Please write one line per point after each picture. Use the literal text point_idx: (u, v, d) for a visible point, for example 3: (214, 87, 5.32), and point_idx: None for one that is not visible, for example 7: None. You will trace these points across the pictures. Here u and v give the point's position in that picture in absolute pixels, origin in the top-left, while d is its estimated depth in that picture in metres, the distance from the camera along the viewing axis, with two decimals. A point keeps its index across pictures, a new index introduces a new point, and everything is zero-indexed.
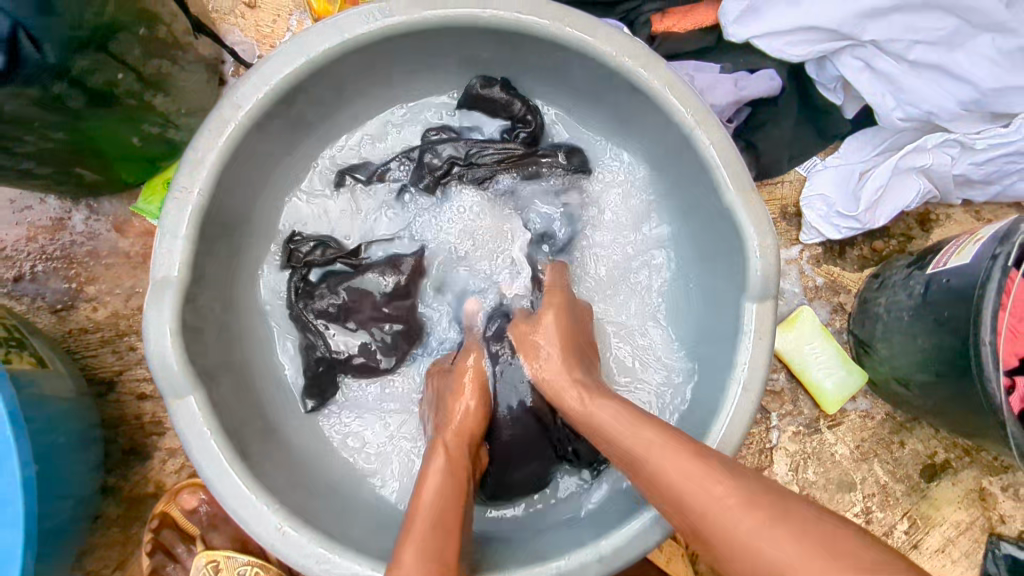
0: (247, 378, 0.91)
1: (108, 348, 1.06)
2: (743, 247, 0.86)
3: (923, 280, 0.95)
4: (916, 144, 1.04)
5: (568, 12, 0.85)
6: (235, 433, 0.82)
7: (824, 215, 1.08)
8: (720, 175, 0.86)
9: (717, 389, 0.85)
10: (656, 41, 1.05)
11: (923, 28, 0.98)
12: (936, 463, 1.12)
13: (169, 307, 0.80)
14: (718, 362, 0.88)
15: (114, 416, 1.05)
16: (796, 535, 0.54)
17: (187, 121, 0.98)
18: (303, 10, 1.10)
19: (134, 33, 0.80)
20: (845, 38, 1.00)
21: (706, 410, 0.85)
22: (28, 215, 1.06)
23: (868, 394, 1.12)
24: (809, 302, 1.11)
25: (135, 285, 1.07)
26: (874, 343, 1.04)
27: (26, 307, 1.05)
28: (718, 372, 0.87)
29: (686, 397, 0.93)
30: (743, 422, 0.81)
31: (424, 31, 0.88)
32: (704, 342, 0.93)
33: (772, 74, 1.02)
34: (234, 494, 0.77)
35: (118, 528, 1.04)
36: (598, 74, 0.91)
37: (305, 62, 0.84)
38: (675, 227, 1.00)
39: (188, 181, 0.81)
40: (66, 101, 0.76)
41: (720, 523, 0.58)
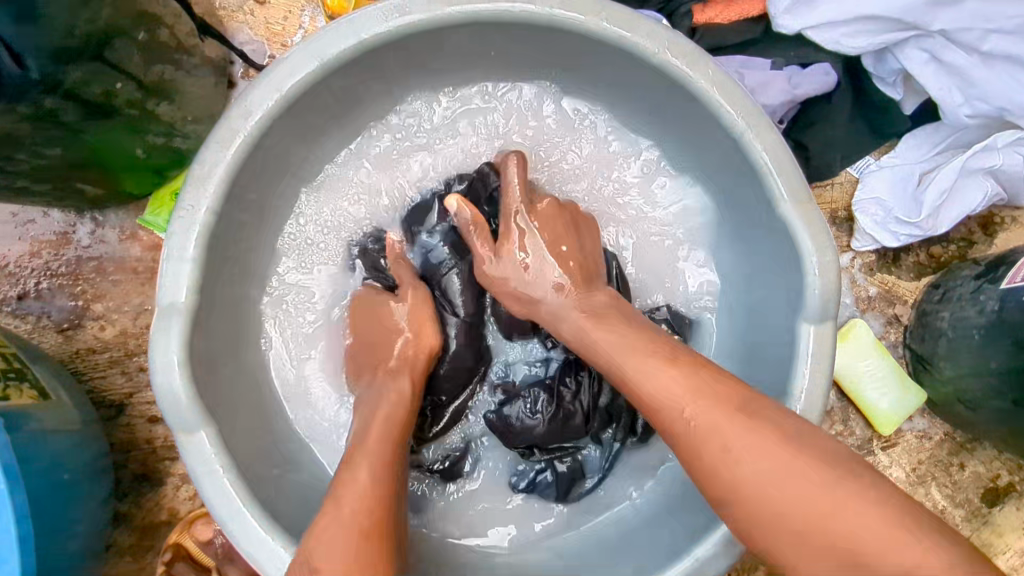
0: (261, 403, 0.86)
1: (116, 369, 1.01)
2: (799, 264, 0.79)
3: (996, 297, 0.86)
4: (986, 143, 0.94)
5: (606, 5, 0.78)
6: (248, 467, 0.77)
7: (880, 221, 1.00)
8: (775, 184, 0.78)
9: (787, 350, 0.81)
10: (697, 34, 0.96)
11: (1000, 16, 0.88)
12: (999, 487, 1.04)
13: (176, 335, 0.74)
14: (775, 366, 0.82)
15: (125, 440, 1.01)
16: (799, 458, 0.54)
17: (195, 129, 0.92)
18: (315, 5, 1.02)
19: (133, 39, 0.73)
20: (910, 28, 0.91)
21: (780, 378, 0.80)
22: (31, 229, 1.01)
23: (926, 412, 1.04)
24: (862, 314, 1.04)
25: (145, 302, 1.02)
26: (934, 359, 0.96)
27: (32, 327, 1.00)
28: (779, 362, 0.82)
29: (755, 347, 0.87)
30: (814, 416, 0.77)
31: (447, 30, 0.80)
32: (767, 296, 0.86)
33: (827, 69, 0.93)
34: (250, 538, 0.73)
35: (131, 557, 1.00)
36: (636, 73, 0.83)
37: (318, 65, 0.77)
38: (728, 220, 0.90)
39: (193, 197, 0.75)
40: (59, 116, 0.70)
41: (736, 443, 0.56)
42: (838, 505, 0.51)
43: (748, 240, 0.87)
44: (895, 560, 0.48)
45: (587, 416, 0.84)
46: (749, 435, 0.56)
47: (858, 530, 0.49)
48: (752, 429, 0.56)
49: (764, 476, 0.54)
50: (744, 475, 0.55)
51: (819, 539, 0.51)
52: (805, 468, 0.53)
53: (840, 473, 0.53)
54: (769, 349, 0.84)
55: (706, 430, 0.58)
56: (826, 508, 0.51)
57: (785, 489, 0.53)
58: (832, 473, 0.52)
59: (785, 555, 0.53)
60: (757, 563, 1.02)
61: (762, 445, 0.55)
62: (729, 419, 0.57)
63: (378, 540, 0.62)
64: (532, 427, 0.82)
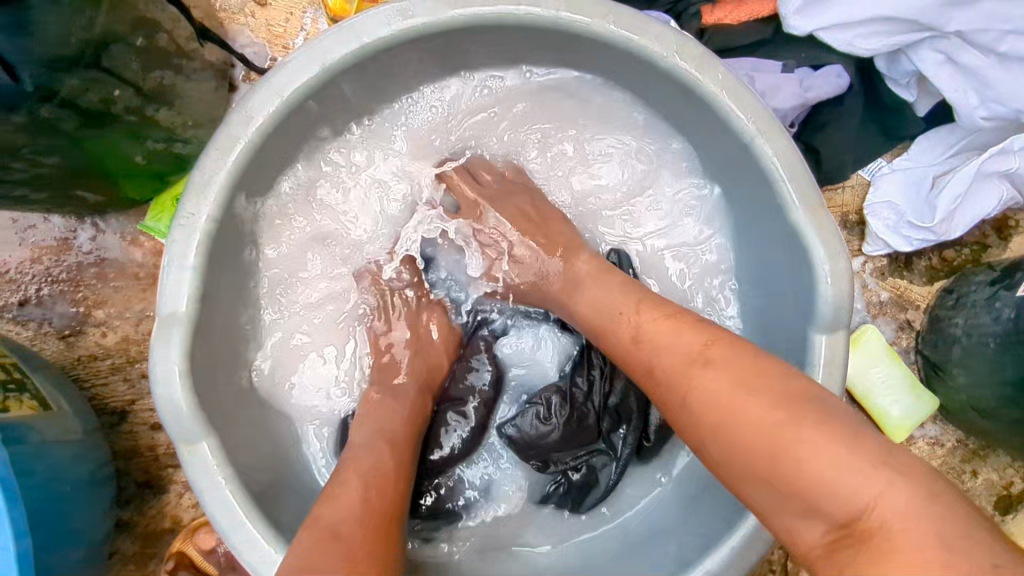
0: (263, 412, 0.85)
1: (119, 376, 1.00)
2: (810, 272, 0.77)
3: (1012, 304, 0.84)
4: (1002, 146, 0.92)
5: (613, 8, 0.76)
6: (250, 477, 0.76)
7: (892, 225, 0.98)
8: (786, 190, 0.77)
9: (798, 361, 0.79)
10: (706, 35, 0.94)
11: (1017, 16, 0.86)
12: (1012, 494, 1.03)
13: (177, 345, 0.73)
14: None
15: (127, 447, 1.00)
16: (755, 398, 0.53)
17: (196, 134, 0.91)
18: (318, 7, 1.01)
19: (131, 45, 0.72)
20: (925, 28, 0.89)
21: None
22: (31, 234, 1.00)
23: (938, 419, 1.03)
24: (873, 319, 1.02)
25: (147, 308, 1.01)
26: (948, 366, 0.94)
27: (33, 333, 0.99)
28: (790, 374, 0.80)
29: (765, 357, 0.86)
30: None
31: (450, 33, 0.78)
32: (776, 305, 0.85)
33: (839, 71, 0.91)
34: (254, 551, 0.72)
35: (134, 565, 0.99)
36: (644, 76, 0.82)
37: (320, 70, 0.75)
38: (735, 226, 0.89)
39: (194, 204, 0.74)
40: (57, 124, 0.69)
41: (701, 389, 0.57)
42: (788, 438, 0.49)
43: (756, 247, 0.87)
44: (849, 493, 0.45)
45: (598, 416, 0.83)
46: (713, 382, 0.56)
47: (809, 462, 0.48)
48: (713, 375, 0.57)
49: (723, 418, 0.54)
50: (707, 419, 0.56)
51: (777, 474, 0.49)
52: (758, 406, 0.52)
53: (793, 407, 0.51)
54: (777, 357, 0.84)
55: (678, 381, 0.60)
56: (779, 444, 0.50)
57: (742, 426, 0.53)
58: (787, 407, 0.51)
59: (753, 495, 0.52)
60: (766, 571, 1.01)
61: (723, 389, 0.55)
62: (692, 369, 0.59)
63: (387, 521, 0.65)
64: (548, 434, 0.81)
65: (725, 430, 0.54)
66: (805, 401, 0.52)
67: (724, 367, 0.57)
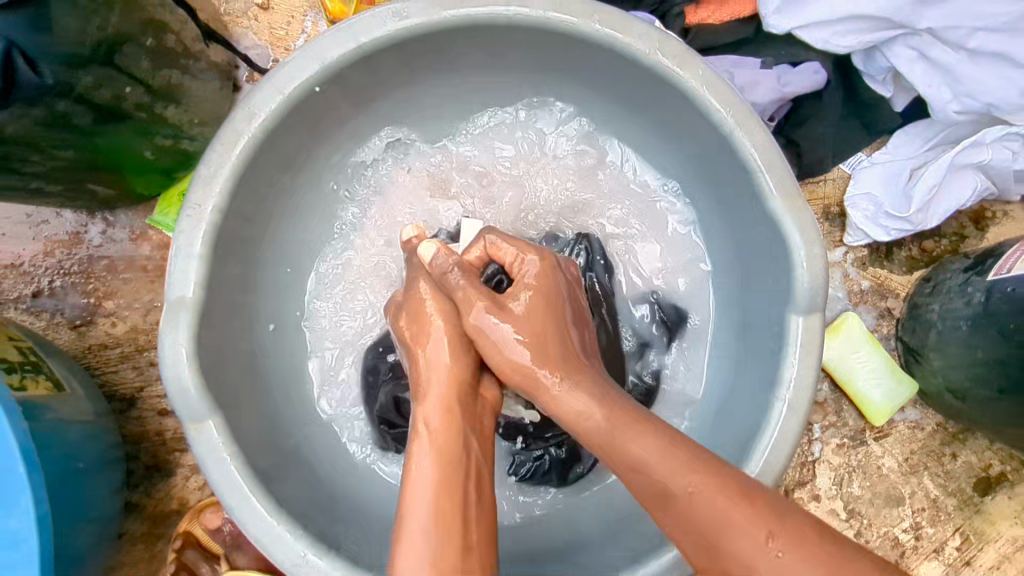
0: (265, 395, 0.89)
1: (128, 364, 1.04)
2: (786, 257, 0.81)
3: (982, 288, 0.87)
4: (974, 139, 0.95)
5: (597, 7, 0.80)
6: (254, 455, 0.80)
7: (870, 215, 1.02)
8: (763, 179, 0.81)
9: (774, 344, 0.83)
10: (690, 35, 0.98)
11: (986, 13, 0.89)
12: (991, 476, 1.06)
13: (184, 329, 0.77)
14: (763, 358, 0.85)
15: (136, 432, 1.04)
16: (709, 484, 0.60)
17: (201, 131, 0.95)
18: (318, 10, 1.05)
19: (141, 45, 0.76)
20: (898, 26, 0.93)
21: (768, 366, 0.83)
22: (44, 229, 1.04)
23: (918, 403, 1.06)
24: (855, 308, 1.06)
25: (154, 299, 1.05)
26: (925, 351, 0.98)
27: (45, 323, 1.04)
28: (768, 357, 0.84)
29: (743, 340, 0.90)
30: (804, 406, 0.79)
31: (443, 33, 0.83)
32: (751, 291, 0.90)
33: (816, 68, 0.94)
34: (258, 524, 0.76)
35: (143, 545, 1.03)
36: (628, 73, 0.86)
37: (318, 68, 0.80)
38: (711, 216, 0.94)
39: (200, 196, 0.78)
40: (71, 119, 0.73)
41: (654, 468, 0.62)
42: (738, 527, 0.58)
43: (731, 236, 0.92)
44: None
45: None
46: (658, 453, 0.62)
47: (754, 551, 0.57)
48: (668, 453, 0.62)
49: (678, 495, 0.61)
50: (661, 491, 0.62)
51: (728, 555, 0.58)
52: (715, 492, 0.59)
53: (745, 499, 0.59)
54: (754, 338, 0.88)
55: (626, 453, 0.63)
56: (729, 535, 0.58)
57: (696, 511, 0.59)
58: (740, 500, 0.59)
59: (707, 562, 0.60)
60: None
61: (674, 467, 0.61)
62: (643, 435, 0.63)
63: None
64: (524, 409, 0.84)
65: (681, 506, 0.60)
66: (754, 490, 0.60)
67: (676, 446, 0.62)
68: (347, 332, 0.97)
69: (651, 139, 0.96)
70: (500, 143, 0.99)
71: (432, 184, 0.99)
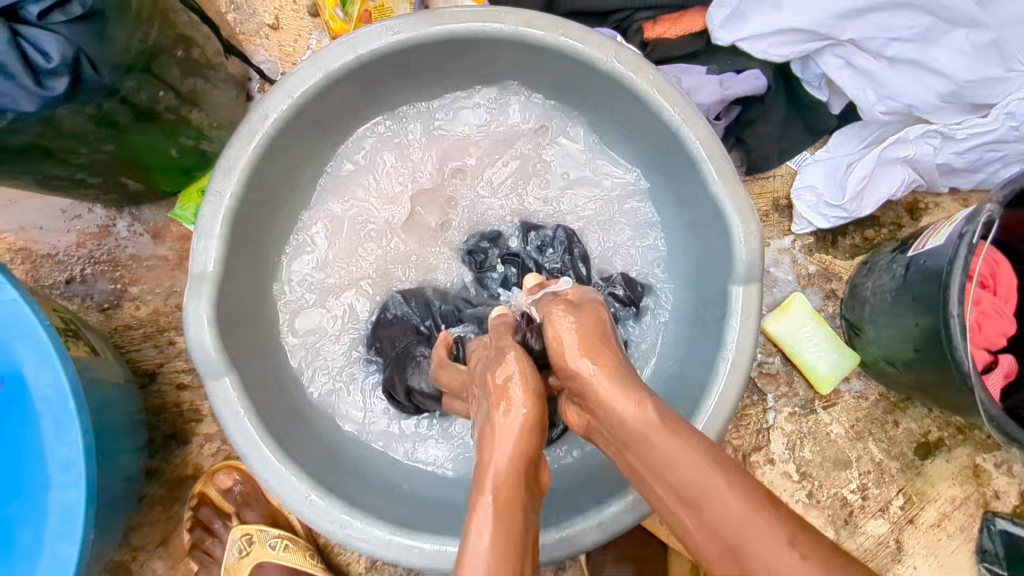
0: (273, 364, 1.01)
1: (150, 342, 1.16)
2: (728, 236, 0.94)
3: (904, 262, 1.00)
4: (898, 136, 1.08)
5: (561, 23, 0.94)
6: (264, 410, 0.92)
7: (813, 206, 1.15)
8: (706, 168, 0.93)
9: (719, 311, 0.95)
10: (648, 48, 1.12)
11: (900, 26, 1.03)
12: (930, 441, 1.17)
13: (206, 298, 0.89)
14: (712, 325, 0.97)
15: (157, 404, 1.15)
16: (715, 486, 0.50)
17: (219, 134, 1.08)
18: (322, 30, 1.19)
19: (173, 56, 0.90)
20: (826, 38, 1.06)
21: (715, 331, 0.95)
22: (77, 223, 1.17)
23: (862, 375, 1.17)
24: (803, 289, 1.18)
25: (174, 285, 1.18)
26: (863, 324, 1.09)
27: (77, 306, 1.16)
28: (714, 324, 0.96)
29: (695, 313, 1.03)
30: (744, 362, 0.90)
31: (431, 45, 0.96)
32: (701, 269, 1.02)
33: (757, 74, 1.08)
34: (268, 467, 0.87)
35: (161, 507, 1.14)
36: (590, 79, 0.99)
37: (322, 76, 0.93)
38: (668, 205, 1.07)
39: (221, 185, 0.90)
40: (114, 117, 0.86)
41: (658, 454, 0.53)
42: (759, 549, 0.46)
43: (685, 222, 1.04)
44: None
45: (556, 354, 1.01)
46: (677, 448, 0.52)
47: None
48: (666, 438, 0.53)
49: (692, 501, 0.51)
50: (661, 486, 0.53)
51: None
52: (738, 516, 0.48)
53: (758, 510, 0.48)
54: (704, 309, 1.00)
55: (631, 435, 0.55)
56: (756, 566, 0.46)
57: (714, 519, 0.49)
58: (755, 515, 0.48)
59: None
60: None
61: (678, 456, 0.52)
62: (649, 427, 0.54)
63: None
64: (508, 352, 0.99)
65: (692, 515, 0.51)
66: (765, 504, 0.49)
67: (675, 432, 0.53)
68: (343, 307, 1.08)
69: (612, 137, 1.09)
70: (488, 140, 1.12)
71: (424, 179, 1.10)
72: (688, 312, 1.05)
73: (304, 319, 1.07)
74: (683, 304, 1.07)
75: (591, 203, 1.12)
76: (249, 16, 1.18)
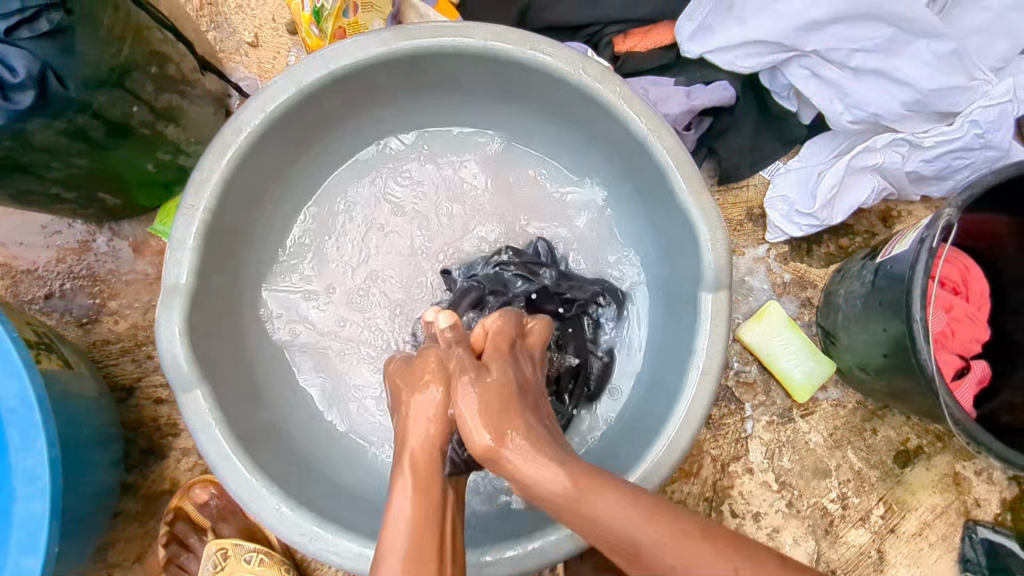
0: (247, 376, 1.01)
1: (128, 357, 1.16)
2: (697, 244, 0.94)
3: (873, 268, 1.01)
4: (866, 145, 1.10)
5: (529, 37, 0.95)
6: (235, 422, 0.91)
7: (785, 214, 1.16)
8: (674, 176, 0.94)
9: (689, 319, 0.96)
10: (619, 61, 1.14)
11: (863, 37, 1.05)
12: (909, 449, 1.17)
13: (177, 310, 0.89)
14: (683, 331, 0.97)
15: (134, 419, 1.15)
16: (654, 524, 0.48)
17: (197, 149, 1.10)
18: (300, 47, 1.22)
19: (146, 72, 0.92)
20: (790, 49, 1.08)
21: (686, 338, 0.95)
22: (57, 238, 1.18)
23: (839, 383, 1.17)
24: (778, 297, 1.18)
25: (153, 299, 1.18)
26: (837, 332, 1.10)
27: (56, 321, 1.16)
28: (685, 331, 0.96)
29: (665, 320, 1.04)
30: (715, 368, 0.90)
31: (404, 60, 0.98)
32: (670, 277, 1.03)
33: (725, 85, 1.10)
34: (238, 479, 0.86)
35: (137, 523, 1.13)
36: (559, 92, 1.01)
37: (295, 90, 0.94)
38: (638, 215, 1.09)
39: (193, 198, 0.91)
40: (87, 132, 0.87)
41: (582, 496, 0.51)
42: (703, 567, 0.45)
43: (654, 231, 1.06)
44: None
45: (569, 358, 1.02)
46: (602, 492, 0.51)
47: None
48: (589, 482, 0.52)
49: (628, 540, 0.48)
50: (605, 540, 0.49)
51: None
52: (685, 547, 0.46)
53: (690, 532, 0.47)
54: (675, 317, 1.01)
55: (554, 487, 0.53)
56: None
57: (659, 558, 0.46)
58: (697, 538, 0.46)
59: None
60: None
61: (607, 497, 0.51)
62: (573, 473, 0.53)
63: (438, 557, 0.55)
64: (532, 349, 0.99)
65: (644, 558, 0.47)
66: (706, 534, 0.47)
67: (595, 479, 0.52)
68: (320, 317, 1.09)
69: (582, 150, 1.11)
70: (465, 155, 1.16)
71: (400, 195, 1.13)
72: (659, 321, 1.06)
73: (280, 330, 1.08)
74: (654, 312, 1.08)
75: (567, 215, 1.15)
76: (229, 35, 1.21)
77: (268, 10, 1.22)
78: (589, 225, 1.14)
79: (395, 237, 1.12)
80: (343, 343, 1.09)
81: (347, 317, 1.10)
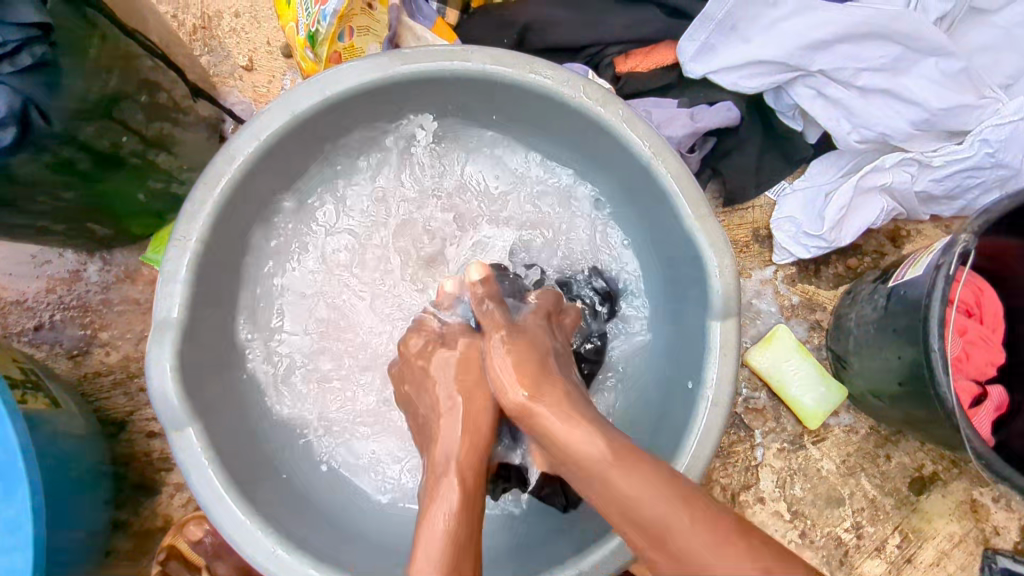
0: (241, 410, 0.98)
1: (119, 390, 1.13)
2: (704, 273, 0.91)
3: (885, 293, 0.98)
4: (875, 164, 1.07)
5: (530, 60, 0.93)
6: (230, 460, 0.88)
7: (792, 235, 1.13)
8: (679, 201, 0.92)
9: (698, 346, 0.92)
10: (621, 81, 1.12)
11: (869, 56, 1.03)
12: (925, 475, 1.13)
13: (169, 345, 0.87)
14: (691, 360, 0.93)
15: (126, 453, 1.12)
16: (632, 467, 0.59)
17: (190, 176, 1.07)
18: (295, 70, 1.20)
19: (136, 101, 0.89)
20: (795, 69, 1.06)
21: (694, 367, 0.92)
22: (47, 268, 1.15)
23: (850, 408, 1.14)
24: (787, 321, 1.15)
25: (145, 330, 1.15)
26: (848, 356, 1.07)
27: (45, 353, 1.13)
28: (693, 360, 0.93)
29: (672, 345, 1.01)
30: (725, 399, 0.87)
31: (402, 84, 0.95)
32: (676, 302, 1.01)
33: (729, 106, 1.08)
34: (232, 521, 0.83)
35: (128, 562, 1.09)
36: (561, 114, 0.98)
37: (290, 117, 0.92)
38: (642, 236, 1.06)
39: (185, 230, 0.88)
40: (75, 164, 0.85)
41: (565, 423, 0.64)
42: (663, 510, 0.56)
43: (659, 253, 1.03)
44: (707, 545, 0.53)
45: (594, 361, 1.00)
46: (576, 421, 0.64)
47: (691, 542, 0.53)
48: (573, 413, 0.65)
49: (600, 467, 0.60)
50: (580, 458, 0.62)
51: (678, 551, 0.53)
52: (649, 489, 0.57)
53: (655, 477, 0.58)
54: (681, 342, 0.98)
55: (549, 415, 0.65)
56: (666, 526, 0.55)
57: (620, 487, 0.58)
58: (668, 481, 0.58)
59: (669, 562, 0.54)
60: None
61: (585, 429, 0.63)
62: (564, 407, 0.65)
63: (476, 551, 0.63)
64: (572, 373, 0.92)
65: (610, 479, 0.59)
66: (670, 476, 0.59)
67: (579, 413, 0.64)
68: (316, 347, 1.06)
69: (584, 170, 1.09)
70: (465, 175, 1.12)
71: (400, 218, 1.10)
72: (664, 342, 1.03)
73: (275, 361, 1.04)
74: (661, 334, 1.05)
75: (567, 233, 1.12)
76: (223, 58, 1.19)
77: (262, 34, 1.20)
78: (589, 243, 1.12)
79: (395, 252, 1.09)
80: (341, 361, 1.06)
81: (344, 334, 1.07)
